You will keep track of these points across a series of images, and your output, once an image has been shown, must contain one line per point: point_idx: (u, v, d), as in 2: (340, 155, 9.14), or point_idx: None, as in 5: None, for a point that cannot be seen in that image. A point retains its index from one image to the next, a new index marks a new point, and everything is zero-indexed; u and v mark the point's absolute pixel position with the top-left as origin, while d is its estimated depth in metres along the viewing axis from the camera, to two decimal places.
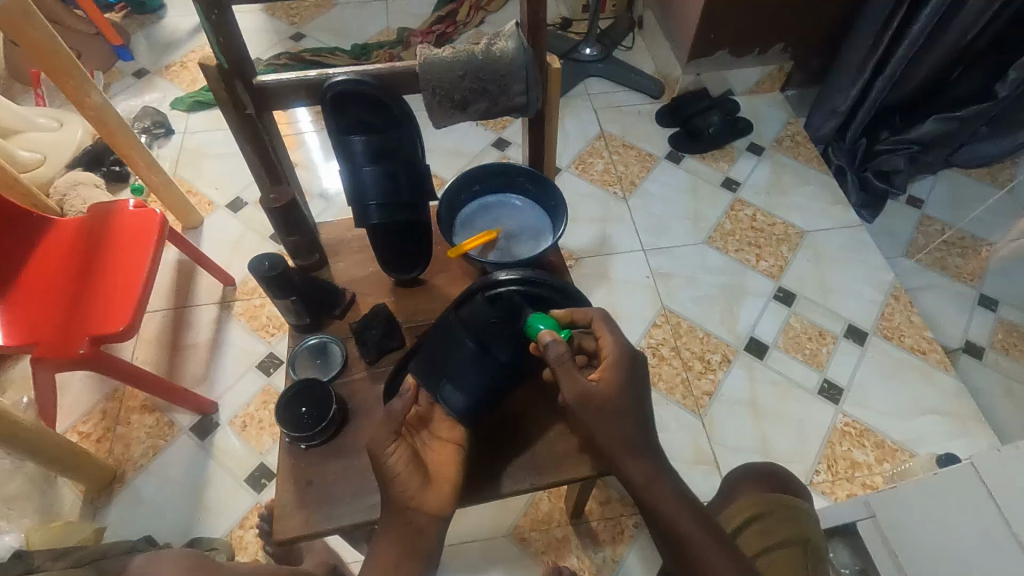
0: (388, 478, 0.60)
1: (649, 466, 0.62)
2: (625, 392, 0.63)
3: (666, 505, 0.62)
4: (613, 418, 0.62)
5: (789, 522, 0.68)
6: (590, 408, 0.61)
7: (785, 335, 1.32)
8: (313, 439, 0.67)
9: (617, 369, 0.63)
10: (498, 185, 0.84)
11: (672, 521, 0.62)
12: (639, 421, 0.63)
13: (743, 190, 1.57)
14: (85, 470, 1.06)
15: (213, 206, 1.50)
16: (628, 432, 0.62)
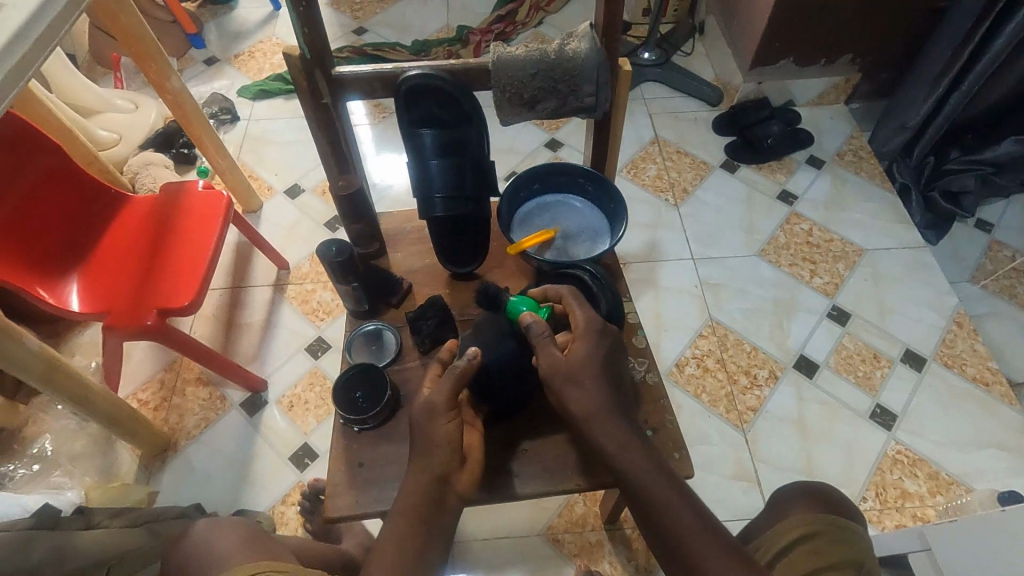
0: (430, 456, 0.60)
1: (624, 440, 0.61)
2: (594, 359, 0.64)
3: (653, 490, 0.59)
4: (583, 387, 0.62)
5: (839, 546, 0.64)
6: (565, 377, 0.62)
7: (837, 354, 1.28)
8: (367, 424, 0.69)
9: (586, 338, 0.65)
10: (558, 185, 0.84)
11: (663, 512, 0.59)
12: (613, 393, 0.63)
13: (800, 203, 1.53)
14: (143, 436, 1.12)
15: (272, 192, 1.55)
16: (603, 404, 0.62)
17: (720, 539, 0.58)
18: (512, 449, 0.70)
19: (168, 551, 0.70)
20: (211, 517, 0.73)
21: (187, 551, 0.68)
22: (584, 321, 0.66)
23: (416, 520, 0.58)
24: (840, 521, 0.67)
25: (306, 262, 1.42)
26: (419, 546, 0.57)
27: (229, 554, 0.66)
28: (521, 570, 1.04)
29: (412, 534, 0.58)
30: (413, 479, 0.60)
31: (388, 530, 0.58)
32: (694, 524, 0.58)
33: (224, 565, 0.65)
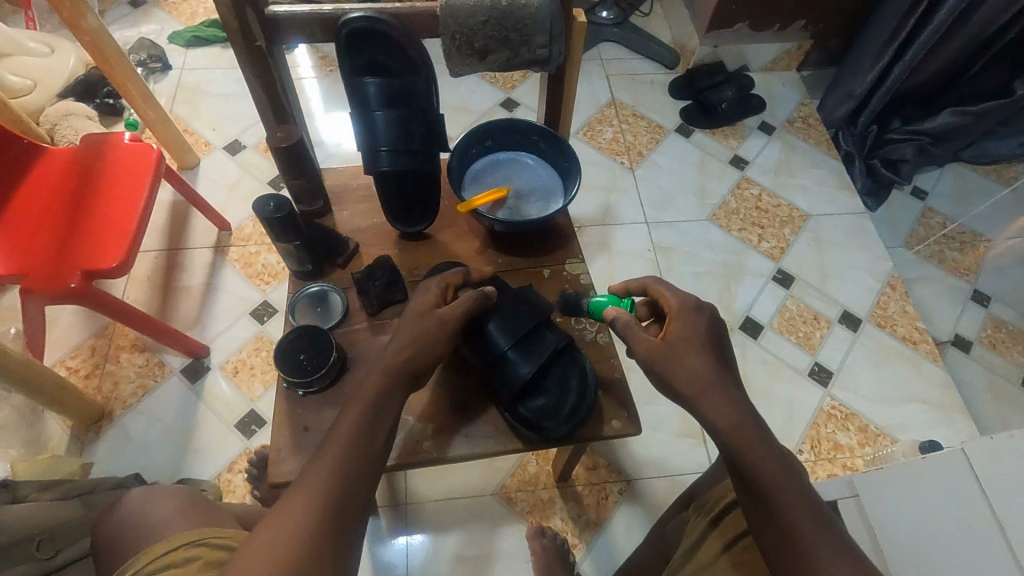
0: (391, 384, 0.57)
1: (731, 412, 0.57)
2: (696, 334, 0.61)
3: (753, 457, 0.54)
4: (687, 359, 0.60)
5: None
6: (665, 359, 0.61)
7: (780, 316, 1.33)
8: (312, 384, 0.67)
9: (687, 315, 0.63)
10: (511, 143, 0.82)
11: (763, 483, 0.53)
12: (721, 367, 0.60)
13: (751, 168, 1.55)
14: (74, 404, 1.06)
15: (210, 147, 1.46)
16: (705, 373, 0.59)
17: (829, 526, 0.51)
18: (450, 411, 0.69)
19: (100, 520, 0.67)
20: (148, 485, 0.69)
21: (122, 520, 0.65)
22: (679, 301, 0.65)
23: (372, 434, 0.54)
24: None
25: (248, 223, 1.35)
26: (367, 457, 0.53)
27: (167, 521, 0.64)
28: (476, 529, 1.05)
29: (364, 447, 0.53)
30: (377, 392, 0.56)
31: (340, 432, 0.53)
32: (796, 499, 0.52)
33: (161, 533, 0.62)
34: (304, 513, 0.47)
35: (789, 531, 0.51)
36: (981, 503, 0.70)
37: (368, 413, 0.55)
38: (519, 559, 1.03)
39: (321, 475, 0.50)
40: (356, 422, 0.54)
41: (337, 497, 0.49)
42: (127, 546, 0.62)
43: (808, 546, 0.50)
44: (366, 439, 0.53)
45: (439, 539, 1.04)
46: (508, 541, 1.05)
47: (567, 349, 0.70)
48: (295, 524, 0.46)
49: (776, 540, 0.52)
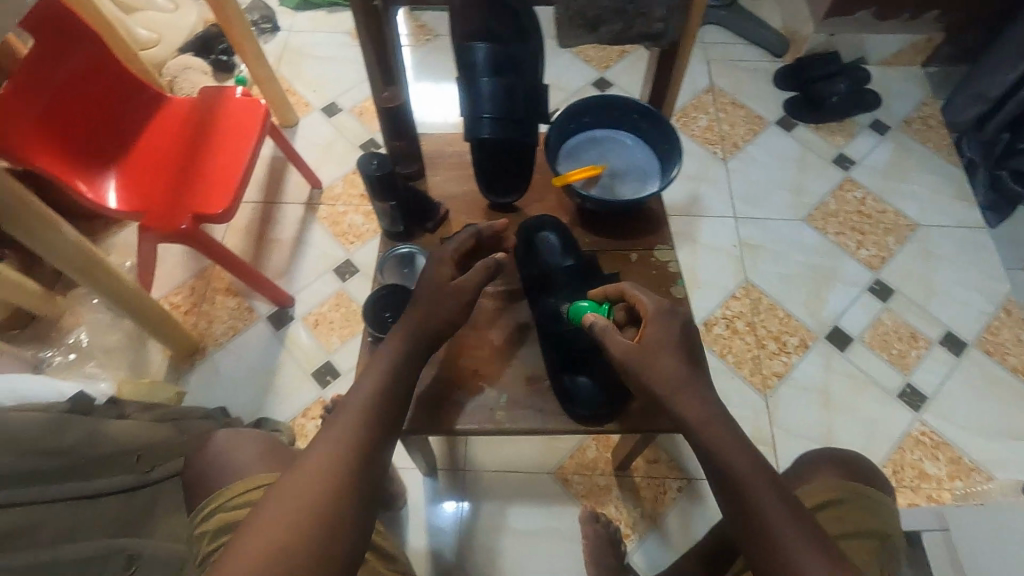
0: (407, 357, 0.61)
1: (706, 413, 0.56)
2: (671, 338, 0.59)
3: (725, 458, 0.53)
4: (659, 360, 0.58)
5: (866, 515, 0.63)
6: (636, 362, 0.58)
7: (873, 330, 1.24)
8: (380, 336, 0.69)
9: (662, 321, 0.60)
10: (610, 121, 0.80)
11: (734, 483, 0.52)
12: (693, 372, 0.58)
13: (856, 169, 1.45)
14: (173, 337, 1.15)
15: (309, 108, 1.52)
16: (675, 377, 0.57)
17: (808, 526, 0.49)
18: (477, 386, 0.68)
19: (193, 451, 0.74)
20: (232, 427, 0.76)
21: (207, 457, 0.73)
22: (652, 306, 0.61)
23: (384, 407, 0.57)
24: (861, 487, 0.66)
25: (338, 183, 1.41)
26: (376, 430, 0.55)
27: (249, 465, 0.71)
28: (530, 505, 1.06)
29: (375, 422, 0.55)
30: (388, 364, 0.60)
31: (350, 402, 0.56)
32: (783, 511, 0.50)
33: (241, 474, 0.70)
34: (321, 476, 0.50)
35: (775, 546, 0.49)
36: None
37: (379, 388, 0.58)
38: (570, 540, 1.04)
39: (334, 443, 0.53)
40: (364, 396, 0.57)
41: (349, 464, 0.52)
42: (213, 478, 0.70)
43: (800, 559, 0.47)
44: (376, 412, 0.56)
45: (493, 510, 1.06)
46: (561, 520, 1.05)
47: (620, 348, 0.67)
48: (313, 485, 0.49)
49: (764, 556, 0.49)
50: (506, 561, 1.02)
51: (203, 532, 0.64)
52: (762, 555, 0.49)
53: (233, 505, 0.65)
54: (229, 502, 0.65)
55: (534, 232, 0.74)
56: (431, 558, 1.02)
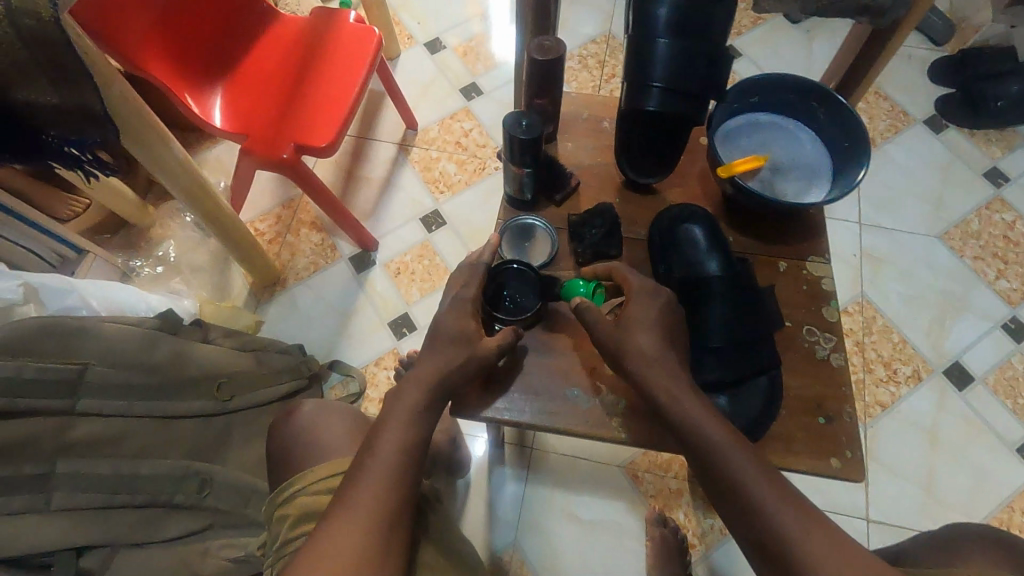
0: (440, 383, 0.59)
1: (681, 388, 0.53)
2: (651, 315, 0.57)
3: (708, 442, 0.50)
4: (639, 335, 0.56)
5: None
6: (617, 341, 0.56)
7: (1000, 372, 1.11)
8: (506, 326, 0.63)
9: (645, 299, 0.58)
10: (780, 105, 0.69)
11: (721, 470, 0.49)
12: (670, 347, 0.56)
13: (1010, 187, 1.27)
14: (258, 265, 1.13)
15: (413, 41, 1.43)
16: (652, 352, 0.55)
17: (803, 510, 0.46)
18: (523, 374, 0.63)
19: (274, 426, 0.75)
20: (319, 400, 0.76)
21: (293, 431, 0.72)
22: (639, 286, 0.59)
23: (414, 446, 0.56)
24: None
25: (434, 127, 1.33)
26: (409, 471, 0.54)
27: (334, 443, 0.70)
28: (595, 495, 1.02)
29: (407, 465, 0.54)
30: (419, 396, 0.58)
31: (381, 441, 0.55)
32: (772, 495, 0.47)
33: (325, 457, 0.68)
34: (362, 528, 0.49)
35: (770, 530, 0.46)
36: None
37: (410, 422, 0.56)
38: (634, 539, 0.99)
39: (371, 491, 0.52)
40: (396, 434, 0.55)
41: (387, 515, 0.51)
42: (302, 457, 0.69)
43: (801, 541, 0.44)
44: (408, 451, 0.55)
45: (556, 493, 1.02)
46: (626, 517, 1.01)
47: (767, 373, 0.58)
48: (353, 540, 0.49)
49: (759, 540, 0.46)
50: (565, 548, 0.99)
51: (284, 516, 0.62)
52: (766, 553, 0.46)
53: (315, 492, 0.62)
54: (311, 489, 0.63)
55: (680, 220, 0.65)
56: (489, 531, 1.00)
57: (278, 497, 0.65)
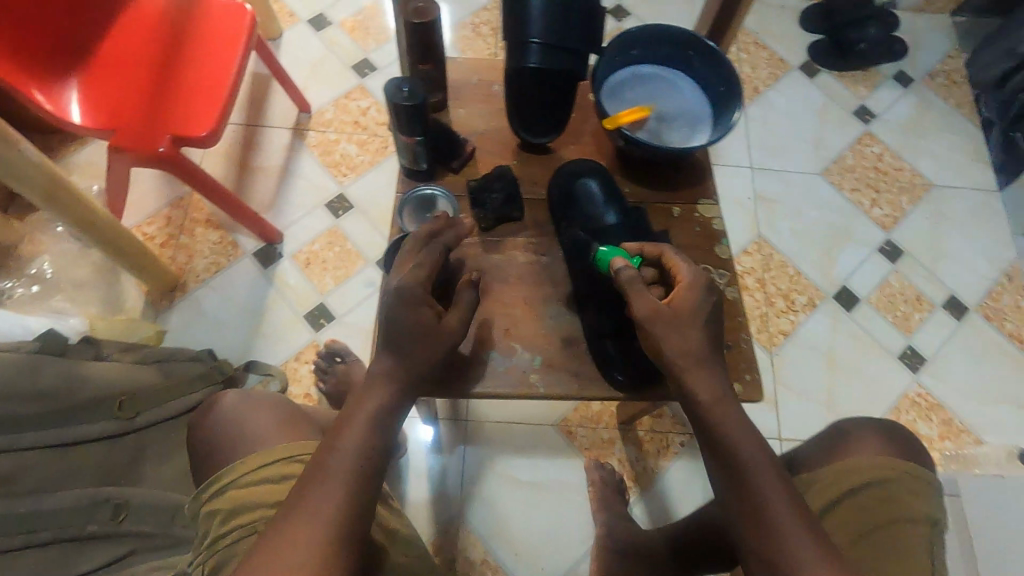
0: (407, 378, 0.53)
1: (720, 391, 0.52)
2: (700, 310, 0.54)
3: (737, 443, 0.50)
4: (684, 334, 0.54)
5: (908, 498, 0.66)
6: (661, 321, 0.54)
7: (880, 291, 1.23)
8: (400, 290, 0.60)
9: (690, 291, 0.55)
10: (660, 56, 0.71)
11: (740, 470, 0.49)
12: (713, 352, 0.54)
13: (876, 123, 1.39)
14: (150, 271, 1.05)
15: (295, 19, 1.35)
16: (698, 356, 0.53)
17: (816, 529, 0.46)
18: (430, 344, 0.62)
19: (194, 422, 0.70)
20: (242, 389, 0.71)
21: (218, 420, 0.68)
22: (692, 281, 0.56)
23: (380, 453, 0.50)
24: (914, 472, 0.68)
25: (330, 108, 1.28)
26: (373, 485, 0.48)
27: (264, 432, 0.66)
28: (533, 456, 1.05)
29: (370, 475, 0.48)
30: (384, 397, 0.52)
31: (341, 448, 0.49)
32: (790, 517, 0.47)
33: (256, 446, 0.64)
34: (308, 543, 0.43)
35: (766, 519, 0.47)
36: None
37: (376, 429, 0.51)
38: (574, 491, 1.03)
39: (323, 500, 0.46)
40: (356, 439, 0.50)
41: (343, 531, 0.45)
42: (227, 453, 0.65)
43: (794, 552, 0.45)
44: (371, 458, 0.49)
45: (494, 461, 1.04)
46: (565, 472, 1.04)
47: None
48: (302, 555, 0.43)
49: (752, 535, 0.48)
50: (510, 511, 1.01)
51: (217, 512, 0.59)
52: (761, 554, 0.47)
53: (254, 483, 0.59)
54: (250, 479, 0.60)
55: (577, 176, 0.66)
56: (433, 508, 1.00)
57: (205, 493, 0.61)
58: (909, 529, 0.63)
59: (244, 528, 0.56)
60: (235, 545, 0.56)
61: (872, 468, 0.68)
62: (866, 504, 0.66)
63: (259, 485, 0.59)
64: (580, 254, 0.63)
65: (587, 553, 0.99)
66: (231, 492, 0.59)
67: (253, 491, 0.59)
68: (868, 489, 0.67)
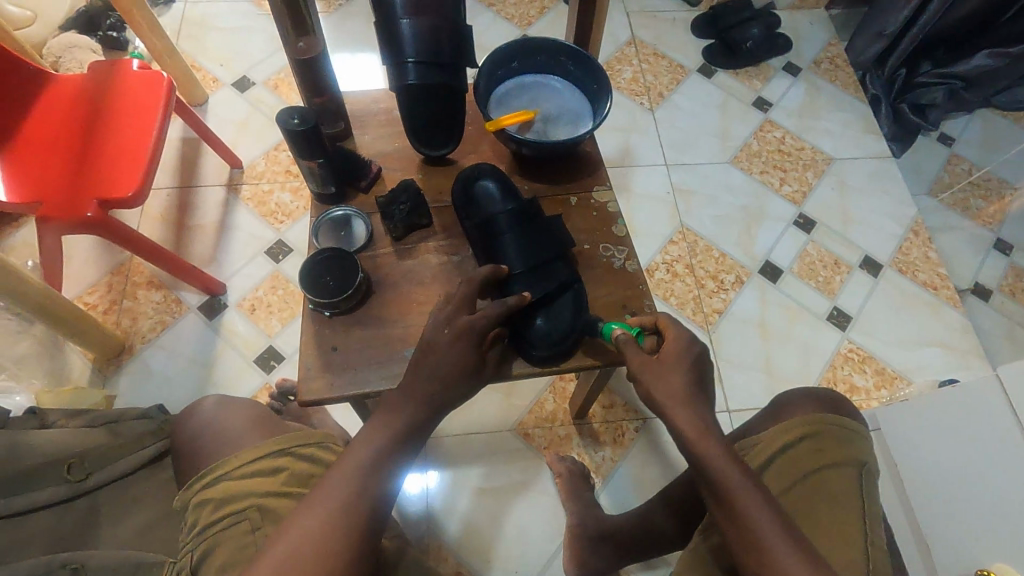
0: (423, 402, 0.57)
1: (700, 421, 0.57)
2: (686, 361, 0.61)
3: (716, 465, 0.54)
4: (669, 377, 0.60)
5: (839, 447, 0.63)
6: (648, 372, 0.61)
7: (800, 261, 1.31)
8: (323, 305, 0.65)
9: (678, 351, 0.62)
10: (538, 65, 0.79)
11: (721, 487, 0.53)
12: (698, 392, 0.60)
13: (774, 111, 1.51)
14: (94, 337, 1.06)
15: (219, 84, 1.42)
16: (683, 394, 0.59)
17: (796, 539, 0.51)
18: (355, 352, 0.66)
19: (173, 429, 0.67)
20: (223, 397, 0.68)
21: (198, 425, 0.65)
22: (678, 336, 0.63)
23: (387, 476, 0.52)
24: (842, 421, 0.66)
25: (261, 161, 1.33)
26: (378, 506, 0.51)
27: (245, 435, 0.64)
28: (496, 462, 1.07)
29: (378, 498, 0.51)
30: (400, 422, 0.55)
31: (353, 459, 0.52)
32: (774, 529, 0.51)
33: (238, 445, 0.62)
34: (306, 556, 0.46)
35: (753, 540, 0.51)
36: (1003, 407, 0.70)
37: (387, 455, 0.53)
38: (539, 491, 1.05)
39: (325, 515, 0.48)
40: (368, 460, 0.52)
41: (342, 551, 0.47)
42: (204, 452, 0.63)
43: (776, 559, 0.50)
44: (378, 481, 0.52)
45: (458, 472, 1.06)
46: (528, 474, 1.07)
47: (573, 288, 0.68)
48: (303, 558, 0.46)
49: (743, 544, 0.52)
50: (479, 519, 1.02)
51: (205, 503, 0.56)
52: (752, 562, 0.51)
53: (244, 475, 0.58)
54: (242, 470, 0.58)
55: (474, 178, 0.71)
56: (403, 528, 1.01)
57: (194, 487, 0.58)
58: (841, 478, 0.61)
59: (235, 516, 0.55)
60: (226, 533, 0.54)
61: (804, 423, 0.65)
62: (800, 459, 0.63)
63: (249, 478, 0.57)
64: (479, 242, 0.69)
65: (558, 548, 1.01)
66: (219, 484, 0.57)
67: (243, 482, 0.57)
68: (801, 445, 0.64)
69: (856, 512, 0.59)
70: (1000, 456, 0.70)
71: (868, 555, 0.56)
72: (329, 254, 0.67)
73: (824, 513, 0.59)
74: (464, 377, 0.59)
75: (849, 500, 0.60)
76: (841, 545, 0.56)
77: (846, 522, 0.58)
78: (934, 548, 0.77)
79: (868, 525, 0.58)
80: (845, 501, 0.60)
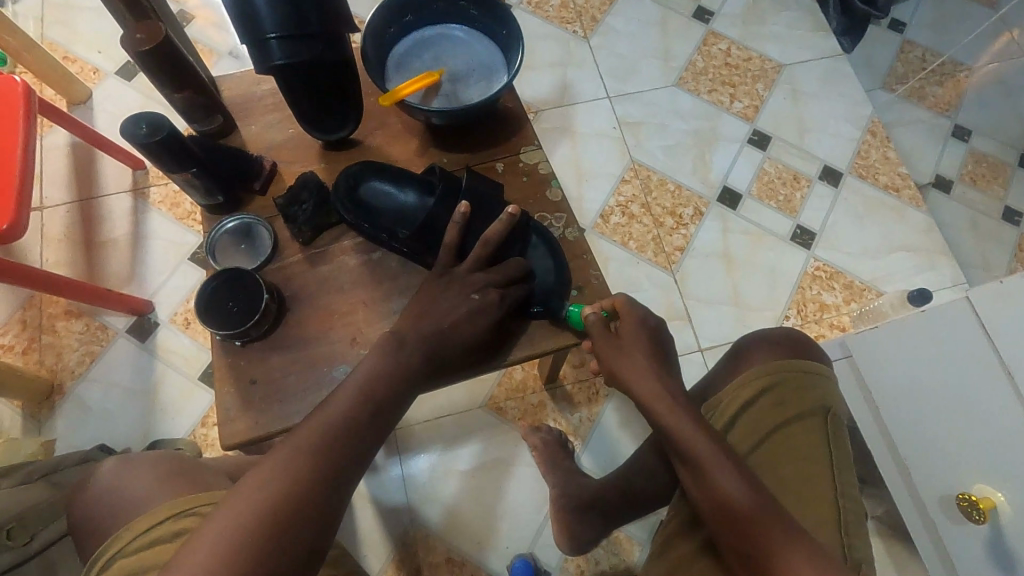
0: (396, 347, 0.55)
1: (662, 394, 0.58)
2: (642, 343, 0.61)
3: (689, 442, 0.55)
4: (629, 357, 0.60)
5: (801, 396, 0.60)
6: (615, 350, 0.61)
7: (758, 181, 1.25)
8: (232, 336, 0.58)
9: (632, 327, 0.62)
10: (437, 13, 0.68)
11: (702, 469, 0.54)
12: (660, 370, 0.60)
13: (717, 20, 1.40)
14: (16, 385, 0.97)
15: (100, 74, 1.25)
16: (646, 367, 0.60)
17: (785, 522, 0.50)
18: (275, 385, 0.59)
19: (75, 498, 0.60)
20: (124, 455, 0.61)
21: (97, 496, 0.58)
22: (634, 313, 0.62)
23: (360, 429, 0.51)
24: (799, 365, 0.62)
25: None
26: (346, 460, 0.49)
27: (145, 496, 0.57)
28: (467, 442, 1.04)
29: (347, 447, 0.49)
30: (377, 361, 0.54)
31: (336, 408, 0.51)
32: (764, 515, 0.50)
33: (140, 511, 0.55)
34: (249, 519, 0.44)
35: (722, 503, 0.52)
36: (974, 330, 0.68)
37: (357, 408, 0.51)
38: (517, 463, 1.02)
39: (271, 478, 0.46)
40: (330, 421, 0.50)
41: (305, 499, 0.46)
42: (107, 526, 0.56)
43: (765, 543, 0.49)
44: (348, 437, 0.50)
45: (429, 459, 1.02)
46: (503, 449, 1.03)
47: (531, 228, 0.65)
48: (258, 501, 0.45)
49: (731, 528, 0.51)
50: (456, 504, 1.00)
51: None
52: (731, 526, 0.51)
53: (145, 547, 0.52)
54: (139, 542, 0.52)
55: (357, 185, 0.62)
56: (383, 526, 0.98)
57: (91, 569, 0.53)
58: (806, 428, 0.59)
59: None
60: None
61: (765, 374, 0.61)
62: (761, 416, 0.59)
63: (147, 550, 0.52)
64: (424, 240, 0.61)
65: (545, 518, 0.99)
66: (118, 561, 0.52)
67: (145, 556, 0.51)
68: (760, 403, 0.60)
69: (824, 465, 0.57)
70: (975, 380, 0.68)
71: (835, 510, 0.54)
72: (228, 274, 0.60)
73: (795, 472, 0.56)
74: (452, 341, 0.57)
75: (815, 452, 0.58)
76: (808, 503, 0.54)
77: (813, 473, 0.56)
78: (915, 469, 0.77)
79: (835, 472, 0.57)
80: (810, 451, 0.58)
